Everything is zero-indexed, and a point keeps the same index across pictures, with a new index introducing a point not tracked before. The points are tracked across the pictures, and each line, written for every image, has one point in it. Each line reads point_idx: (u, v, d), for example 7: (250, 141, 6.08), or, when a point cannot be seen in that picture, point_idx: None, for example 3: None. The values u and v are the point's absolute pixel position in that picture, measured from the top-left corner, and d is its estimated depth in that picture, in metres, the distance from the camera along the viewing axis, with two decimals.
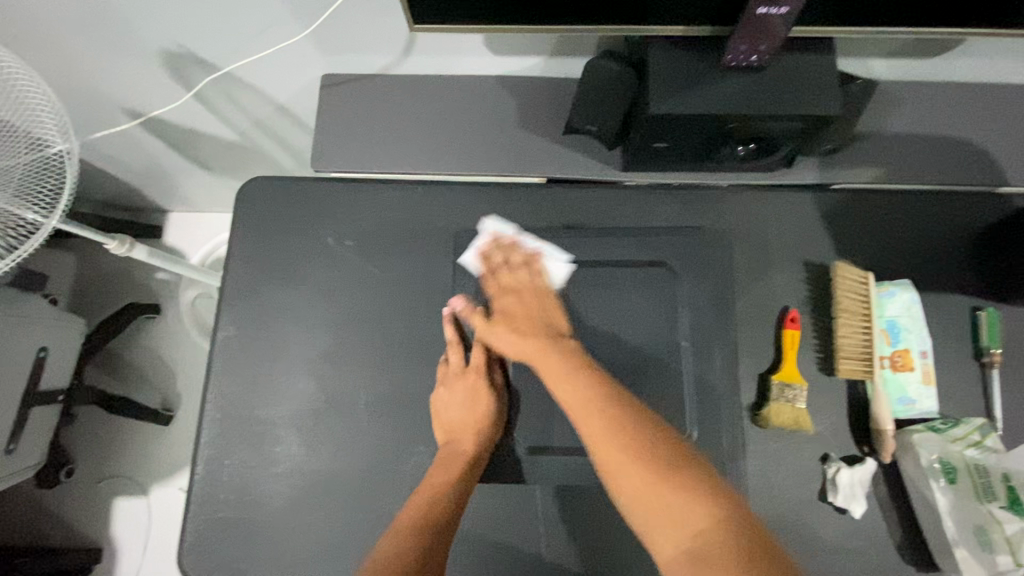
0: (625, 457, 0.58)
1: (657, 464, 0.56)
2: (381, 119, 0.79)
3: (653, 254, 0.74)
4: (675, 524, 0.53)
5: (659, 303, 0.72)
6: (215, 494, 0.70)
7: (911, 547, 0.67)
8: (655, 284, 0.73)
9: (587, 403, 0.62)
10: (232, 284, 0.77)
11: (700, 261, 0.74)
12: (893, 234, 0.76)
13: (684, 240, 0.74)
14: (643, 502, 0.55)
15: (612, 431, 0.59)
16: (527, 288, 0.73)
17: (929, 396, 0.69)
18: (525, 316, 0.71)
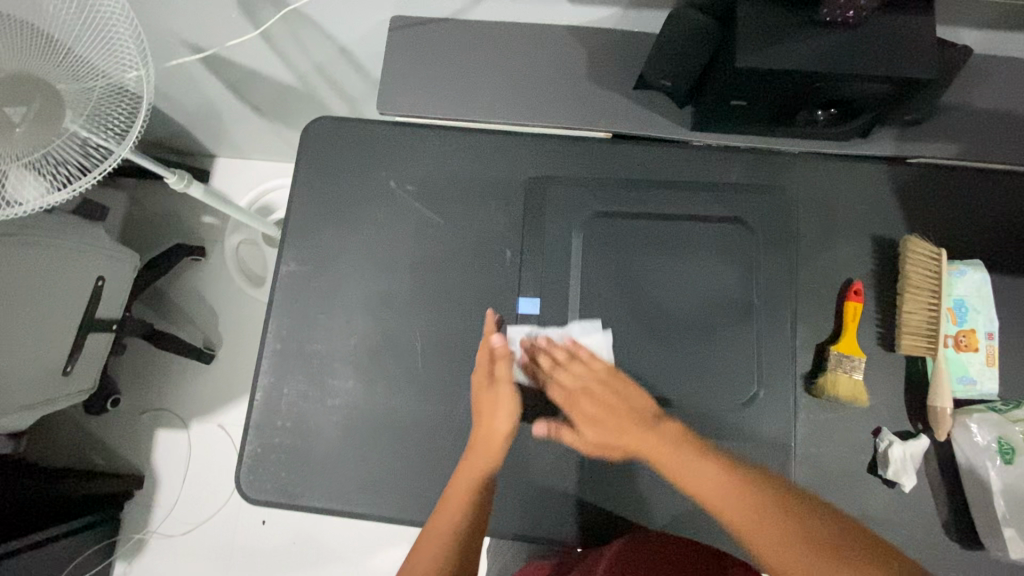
0: (772, 543, 0.54)
1: (764, 502, 0.57)
2: (449, 66, 0.79)
3: (727, 211, 0.73)
4: (793, 552, 0.53)
5: (720, 263, 0.72)
6: (273, 421, 0.73)
7: (956, 525, 0.67)
8: (718, 241, 0.72)
9: (726, 487, 0.59)
10: (295, 221, 0.78)
11: (767, 222, 0.73)
12: (967, 213, 0.74)
13: (755, 199, 0.74)
14: (775, 556, 0.54)
15: (757, 512, 0.56)
16: (588, 378, 0.68)
17: (991, 377, 0.68)
18: (610, 418, 0.66)
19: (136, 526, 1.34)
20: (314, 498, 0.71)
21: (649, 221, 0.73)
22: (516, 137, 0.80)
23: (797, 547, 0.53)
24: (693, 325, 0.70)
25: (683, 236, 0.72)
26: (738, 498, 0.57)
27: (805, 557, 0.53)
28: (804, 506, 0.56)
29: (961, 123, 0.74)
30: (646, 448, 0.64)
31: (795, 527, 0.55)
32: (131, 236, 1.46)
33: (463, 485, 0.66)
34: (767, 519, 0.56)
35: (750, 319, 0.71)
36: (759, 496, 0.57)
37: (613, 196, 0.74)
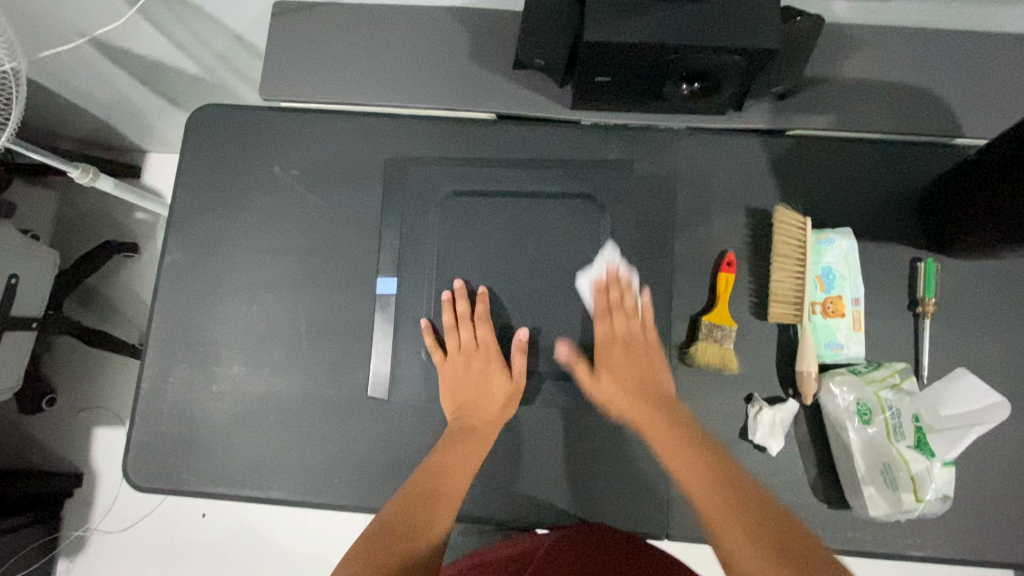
0: (710, 475, 0.60)
1: (727, 505, 0.57)
2: (328, 49, 0.79)
3: (583, 186, 0.73)
4: (753, 545, 0.53)
5: (594, 237, 0.72)
6: (158, 408, 0.73)
7: (824, 485, 0.69)
8: (584, 216, 0.73)
9: (707, 459, 0.62)
10: (180, 209, 0.78)
11: (635, 199, 0.75)
12: (839, 182, 0.76)
13: (617, 174, 0.74)
14: (720, 522, 0.57)
15: (708, 470, 0.61)
16: (635, 338, 0.71)
17: (857, 341, 0.70)
18: (634, 372, 0.70)
19: (76, 524, 1.34)
20: (200, 483, 0.72)
21: (519, 195, 0.74)
22: (402, 119, 0.80)
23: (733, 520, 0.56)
24: (569, 301, 0.71)
25: (554, 209, 0.73)
26: (698, 472, 0.61)
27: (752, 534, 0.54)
28: (780, 522, 0.55)
29: (831, 94, 0.75)
30: (663, 431, 0.65)
31: (749, 530, 0.55)
32: (62, 235, 1.45)
33: (455, 466, 0.67)
34: (731, 499, 0.58)
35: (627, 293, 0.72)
36: (716, 464, 0.61)
37: (486, 173, 0.75)
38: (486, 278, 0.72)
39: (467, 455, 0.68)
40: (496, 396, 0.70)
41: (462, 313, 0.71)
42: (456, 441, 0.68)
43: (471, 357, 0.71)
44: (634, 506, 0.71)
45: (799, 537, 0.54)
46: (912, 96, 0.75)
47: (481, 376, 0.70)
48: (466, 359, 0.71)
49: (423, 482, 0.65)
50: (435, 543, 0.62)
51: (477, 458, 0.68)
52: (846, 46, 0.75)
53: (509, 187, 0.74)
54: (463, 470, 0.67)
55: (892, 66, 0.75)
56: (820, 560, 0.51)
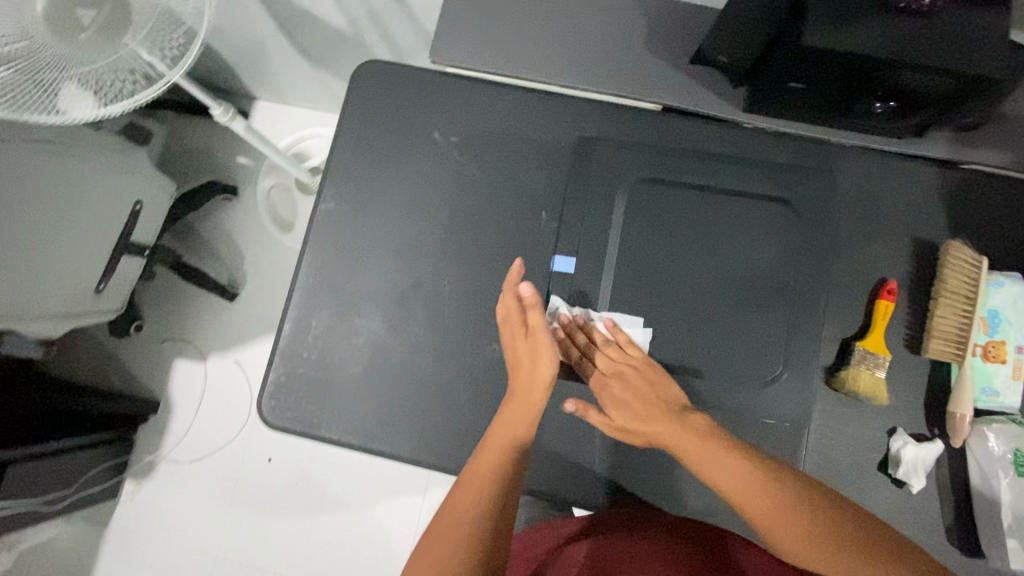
0: (740, 470, 0.60)
1: (746, 465, 0.60)
2: (504, 20, 0.78)
3: (778, 191, 0.73)
4: (801, 538, 0.55)
5: (773, 246, 0.72)
6: (298, 352, 0.75)
7: (959, 531, 0.67)
8: (775, 220, 0.72)
9: (683, 424, 0.65)
10: (338, 160, 0.79)
11: (824, 210, 0.73)
12: (1013, 225, 0.73)
13: (812, 183, 0.73)
14: (731, 487, 0.60)
15: (743, 470, 0.60)
16: (632, 372, 0.69)
17: (1015, 391, 0.68)
18: (639, 399, 0.68)
19: (148, 449, 1.39)
20: (330, 431, 0.73)
21: (707, 191, 0.73)
22: (564, 100, 0.79)
23: (758, 491, 0.59)
24: (721, 306, 0.71)
25: (733, 208, 0.73)
26: (739, 479, 0.60)
27: (804, 531, 0.55)
28: (800, 508, 0.57)
29: (1021, 131, 0.72)
30: (688, 448, 0.63)
31: (786, 509, 0.57)
32: (167, 169, 1.48)
33: (500, 436, 0.66)
34: (760, 475, 0.59)
35: (784, 306, 0.70)
36: (747, 466, 0.60)
37: (668, 163, 0.74)
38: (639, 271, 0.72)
39: (513, 428, 0.66)
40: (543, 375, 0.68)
41: (513, 292, 0.71)
42: (507, 409, 0.67)
43: (503, 326, 0.71)
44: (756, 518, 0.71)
45: (836, 513, 0.56)
46: None
47: (533, 354, 0.68)
48: (511, 333, 0.70)
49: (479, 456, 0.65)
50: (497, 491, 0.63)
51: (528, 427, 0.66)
52: None
53: (687, 181, 0.74)
54: (506, 442, 0.65)
55: None
56: (840, 524, 0.56)
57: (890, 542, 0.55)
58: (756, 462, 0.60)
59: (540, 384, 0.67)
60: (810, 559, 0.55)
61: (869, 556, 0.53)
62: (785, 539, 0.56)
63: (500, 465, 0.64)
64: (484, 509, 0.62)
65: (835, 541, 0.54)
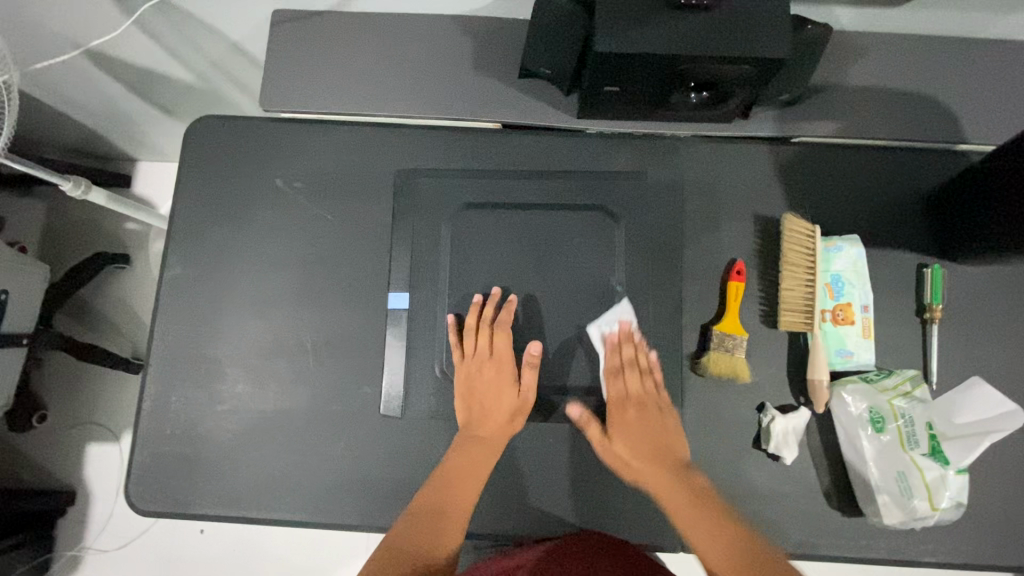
0: (716, 539, 0.59)
1: (748, 564, 0.58)
2: (329, 58, 0.77)
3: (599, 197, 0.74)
4: (726, 544, 0.59)
5: (606, 246, 0.72)
6: (161, 429, 0.72)
7: (837, 494, 0.69)
8: (604, 225, 0.73)
9: (679, 483, 0.64)
10: (180, 225, 0.76)
11: (651, 207, 0.74)
12: (846, 189, 0.76)
13: (637, 184, 0.75)
14: (717, 552, 0.59)
15: (706, 510, 0.61)
16: (647, 400, 0.69)
17: (868, 348, 0.70)
18: (647, 439, 0.67)
19: (69, 545, 1.31)
20: (205, 506, 0.70)
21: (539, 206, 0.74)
22: (405, 129, 0.79)
23: (731, 563, 0.58)
24: (576, 304, 0.71)
25: (567, 218, 0.73)
26: (685, 494, 0.63)
27: (721, 541, 0.59)
28: (768, 556, 0.58)
29: (835, 99, 0.75)
30: (636, 467, 0.66)
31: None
32: (48, 247, 1.41)
33: (458, 490, 0.65)
34: (725, 534, 0.60)
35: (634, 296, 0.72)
36: (705, 506, 0.62)
37: (495, 184, 0.75)
38: (497, 275, 0.72)
39: (475, 472, 0.66)
40: (505, 407, 0.68)
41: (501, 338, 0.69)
42: (465, 455, 0.66)
43: (483, 364, 0.68)
44: (649, 519, 0.71)
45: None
46: (917, 103, 0.74)
47: (494, 388, 0.68)
48: (477, 366, 0.68)
49: (434, 501, 0.64)
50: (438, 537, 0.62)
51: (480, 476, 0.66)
52: (852, 52, 0.74)
53: (519, 199, 0.74)
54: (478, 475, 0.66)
55: (895, 72, 0.75)
56: None
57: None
58: (728, 523, 0.61)
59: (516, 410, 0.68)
60: None
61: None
62: (723, 573, 0.58)
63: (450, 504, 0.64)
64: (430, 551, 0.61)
65: None
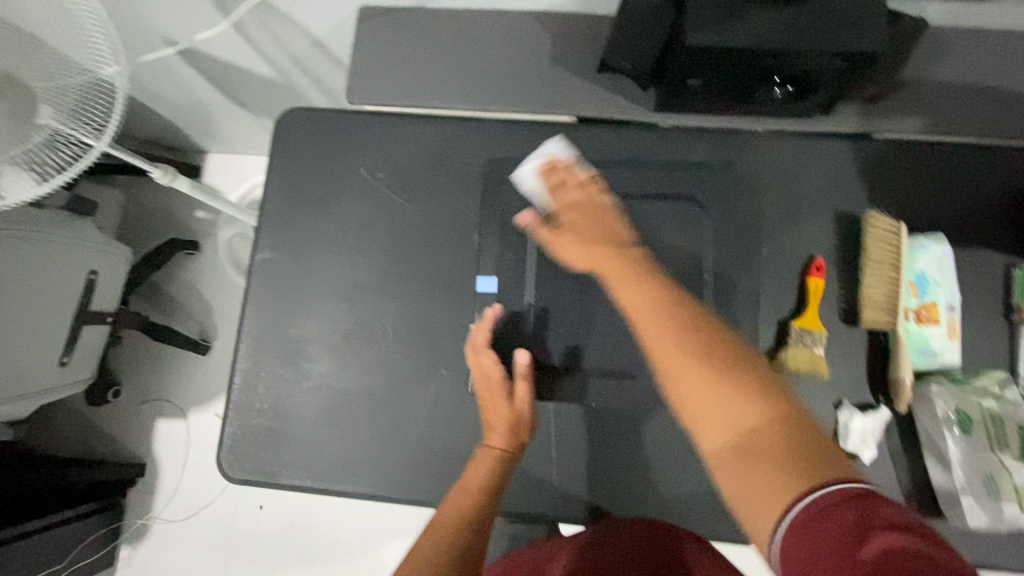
0: (689, 361, 0.49)
1: (718, 364, 0.48)
2: (414, 53, 0.80)
3: (682, 189, 0.75)
4: (732, 426, 0.46)
5: (688, 237, 0.73)
6: (250, 403, 0.76)
7: (918, 496, 0.67)
8: (687, 219, 0.74)
9: (665, 318, 0.52)
10: (270, 211, 0.80)
11: (732, 200, 0.74)
12: (932, 186, 0.74)
13: (718, 177, 0.75)
14: (713, 414, 0.47)
15: (698, 355, 0.49)
16: (588, 202, 0.69)
17: (951, 349, 0.69)
18: (588, 221, 0.67)
19: (139, 513, 1.38)
20: (289, 478, 0.74)
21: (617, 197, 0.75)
22: (483, 122, 0.81)
23: (715, 373, 0.47)
24: None
25: (649, 210, 0.74)
26: (653, 307, 0.53)
27: (733, 408, 0.46)
28: (763, 374, 0.48)
29: (923, 95, 0.73)
30: (615, 266, 0.60)
31: (743, 391, 0.46)
32: (125, 233, 1.49)
33: (464, 497, 0.66)
34: (723, 375, 0.47)
35: (715, 289, 0.72)
36: (682, 331, 0.51)
37: None
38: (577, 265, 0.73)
39: (483, 479, 0.67)
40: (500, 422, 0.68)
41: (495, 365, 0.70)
42: (474, 471, 0.67)
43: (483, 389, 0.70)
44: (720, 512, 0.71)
45: (760, 401, 0.46)
46: (1011, 100, 0.72)
47: (492, 409, 0.69)
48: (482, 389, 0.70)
49: (447, 513, 0.65)
50: (451, 540, 0.63)
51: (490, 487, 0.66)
52: (943, 48, 0.73)
53: (602, 190, 0.76)
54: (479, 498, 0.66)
55: (989, 67, 0.72)
56: (801, 452, 0.43)
57: (831, 449, 0.44)
58: (716, 347, 0.49)
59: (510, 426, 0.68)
60: (714, 449, 0.46)
61: (802, 453, 0.43)
62: (741, 448, 0.45)
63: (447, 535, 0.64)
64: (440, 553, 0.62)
65: (784, 472, 0.43)
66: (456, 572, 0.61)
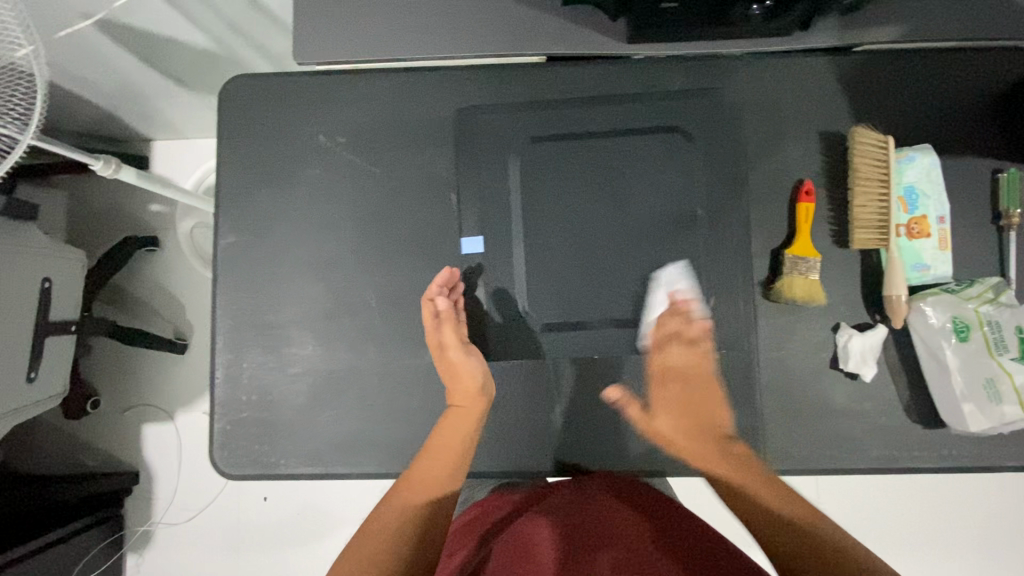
0: (761, 488, 0.61)
1: (781, 523, 0.57)
2: (360, 2, 0.73)
3: (666, 121, 0.72)
4: (781, 549, 0.55)
5: (677, 170, 0.71)
6: (236, 396, 0.72)
7: (917, 408, 0.68)
8: (675, 151, 0.71)
9: (736, 468, 0.64)
10: (227, 192, 0.74)
11: (717, 126, 0.71)
12: (915, 97, 0.72)
13: (699, 104, 0.72)
14: (788, 545, 0.55)
15: (761, 486, 0.62)
16: (694, 375, 0.68)
17: (944, 261, 0.68)
18: (693, 414, 0.68)
19: (139, 521, 1.35)
20: (289, 466, 0.71)
21: (595, 138, 0.71)
22: (444, 72, 0.75)
23: (783, 529, 0.56)
24: (650, 235, 0.70)
25: (634, 147, 0.71)
26: (728, 475, 0.64)
27: (762, 515, 0.58)
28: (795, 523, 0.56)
29: None
30: (693, 450, 0.67)
31: (800, 531, 0.55)
32: (76, 236, 1.39)
33: (441, 462, 0.66)
34: (775, 524, 0.57)
35: (709, 222, 0.70)
36: (755, 471, 0.64)
37: (554, 119, 0.72)
38: (562, 215, 0.70)
39: (459, 442, 0.67)
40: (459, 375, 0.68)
41: (451, 327, 0.69)
42: (443, 435, 0.67)
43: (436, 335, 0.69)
44: None
45: (791, 512, 0.58)
46: None
47: (449, 358, 0.68)
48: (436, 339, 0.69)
49: (423, 483, 0.64)
50: (438, 508, 0.63)
51: (461, 447, 0.67)
52: None
53: (583, 130, 0.72)
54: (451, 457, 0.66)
55: None
56: (834, 558, 0.52)
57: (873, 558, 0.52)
58: (768, 486, 0.62)
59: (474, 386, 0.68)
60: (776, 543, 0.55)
61: (835, 556, 0.52)
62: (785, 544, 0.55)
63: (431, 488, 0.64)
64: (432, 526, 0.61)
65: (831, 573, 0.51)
66: (410, 526, 0.61)
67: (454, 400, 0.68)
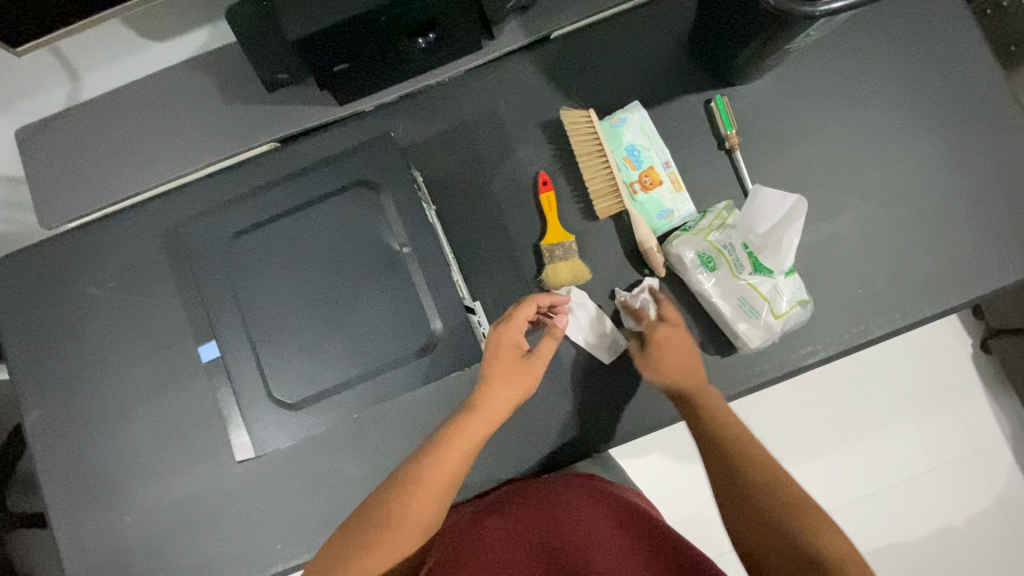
0: (749, 478, 0.58)
1: (787, 510, 0.53)
2: (90, 154, 0.76)
3: (356, 176, 0.71)
4: (779, 538, 0.52)
5: (368, 219, 0.70)
6: (86, 559, 0.73)
7: (711, 340, 0.71)
8: (361, 202, 0.70)
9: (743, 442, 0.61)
10: (21, 369, 0.76)
11: (398, 166, 0.70)
12: (614, 62, 0.77)
13: (375, 149, 0.70)
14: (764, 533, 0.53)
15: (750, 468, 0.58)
16: (672, 333, 0.68)
17: (684, 200, 0.72)
18: (678, 361, 0.67)
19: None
20: None
21: (287, 218, 0.71)
22: (189, 187, 0.78)
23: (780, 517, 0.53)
24: (360, 292, 0.69)
25: (327, 212, 0.70)
26: (741, 457, 0.60)
27: (775, 521, 0.53)
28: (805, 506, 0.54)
29: None
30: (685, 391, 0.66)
31: (806, 522, 0.52)
32: None
33: (446, 469, 0.61)
34: (778, 512, 0.54)
35: (415, 258, 0.68)
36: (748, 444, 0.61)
37: (252, 209, 0.71)
38: (287, 300, 0.69)
39: (474, 446, 0.64)
40: (515, 394, 0.66)
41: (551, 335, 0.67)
42: (458, 439, 0.63)
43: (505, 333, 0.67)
44: (559, 441, 0.72)
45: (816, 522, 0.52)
46: None
47: (508, 366, 0.66)
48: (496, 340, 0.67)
49: (424, 493, 0.60)
50: (420, 529, 0.60)
51: (463, 459, 0.63)
52: None
53: (277, 212, 0.71)
54: (462, 461, 0.63)
55: None
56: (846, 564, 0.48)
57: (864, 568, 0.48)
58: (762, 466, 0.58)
59: (502, 410, 0.65)
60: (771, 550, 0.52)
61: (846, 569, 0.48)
62: (770, 542, 0.52)
63: (432, 503, 0.61)
64: (413, 537, 0.60)
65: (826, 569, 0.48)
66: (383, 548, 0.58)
67: (483, 398, 0.65)
